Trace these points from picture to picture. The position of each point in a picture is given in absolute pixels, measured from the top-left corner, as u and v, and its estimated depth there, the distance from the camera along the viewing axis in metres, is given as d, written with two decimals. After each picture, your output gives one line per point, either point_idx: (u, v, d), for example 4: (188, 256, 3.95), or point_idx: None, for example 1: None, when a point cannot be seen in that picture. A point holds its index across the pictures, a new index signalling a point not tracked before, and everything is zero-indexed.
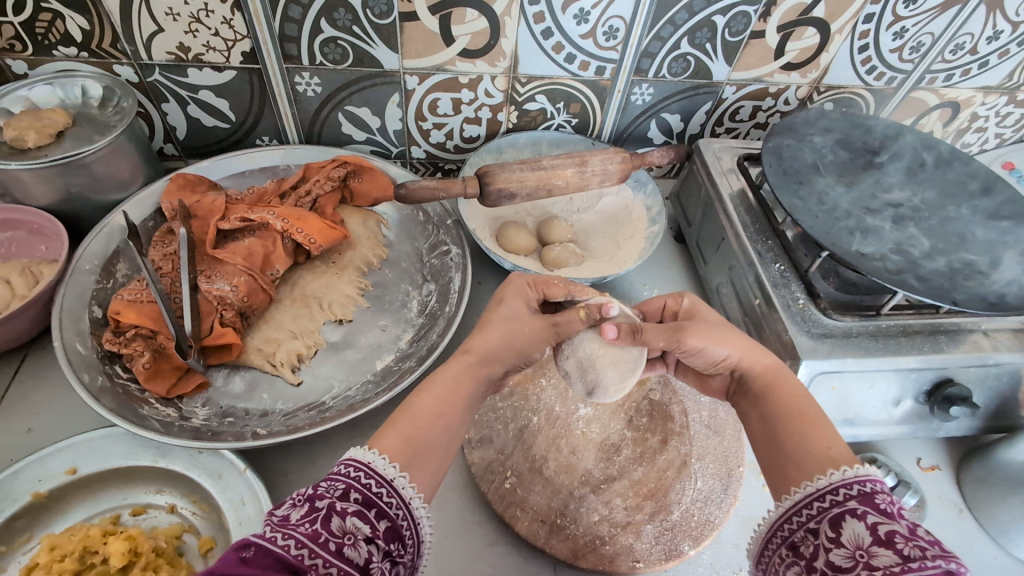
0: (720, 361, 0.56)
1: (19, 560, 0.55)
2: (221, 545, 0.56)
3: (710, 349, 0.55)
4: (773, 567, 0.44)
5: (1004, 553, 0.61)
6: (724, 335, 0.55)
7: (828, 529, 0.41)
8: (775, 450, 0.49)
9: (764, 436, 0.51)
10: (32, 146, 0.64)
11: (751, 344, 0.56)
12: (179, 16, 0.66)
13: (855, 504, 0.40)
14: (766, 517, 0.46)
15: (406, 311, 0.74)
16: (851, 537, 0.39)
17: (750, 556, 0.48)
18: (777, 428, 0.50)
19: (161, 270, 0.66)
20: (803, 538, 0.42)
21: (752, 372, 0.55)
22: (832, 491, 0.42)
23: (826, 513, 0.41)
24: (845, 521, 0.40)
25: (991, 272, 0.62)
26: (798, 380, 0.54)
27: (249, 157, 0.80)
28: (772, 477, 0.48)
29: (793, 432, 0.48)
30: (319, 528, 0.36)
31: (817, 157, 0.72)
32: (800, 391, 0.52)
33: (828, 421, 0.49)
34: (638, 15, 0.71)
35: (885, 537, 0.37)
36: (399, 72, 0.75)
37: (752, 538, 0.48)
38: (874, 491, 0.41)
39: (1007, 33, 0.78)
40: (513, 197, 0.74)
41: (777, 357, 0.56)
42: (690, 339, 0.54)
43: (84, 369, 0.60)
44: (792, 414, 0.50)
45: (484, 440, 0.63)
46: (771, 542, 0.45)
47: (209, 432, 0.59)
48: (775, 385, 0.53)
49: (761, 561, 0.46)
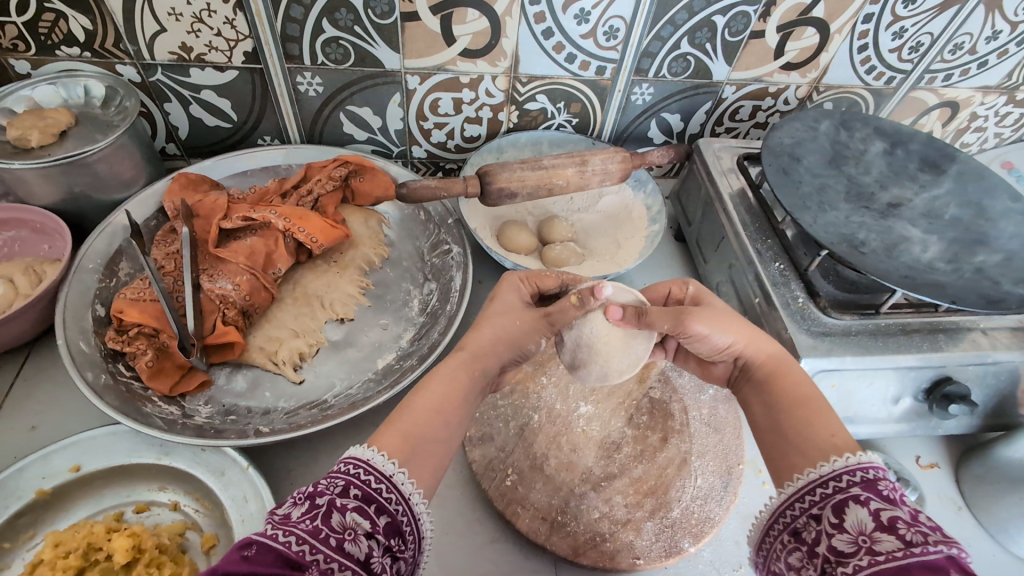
0: (724, 349, 0.56)
1: (24, 556, 0.55)
2: (224, 542, 0.56)
3: (715, 335, 0.55)
4: (775, 553, 0.45)
5: (1003, 550, 0.62)
6: (730, 322, 0.55)
7: (831, 515, 0.41)
8: (778, 438, 0.49)
9: (767, 424, 0.51)
10: (35, 145, 0.64)
11: (755, 332, 0.56)
12: (182, 16, 0.66)
13: (857, 491, 0.41)
14: (768, 504, 0.47)
15: (407, 309, 0.74)
16: (853, 524, 0.39)
17: (752, 543, 0.49)
18: (781, 417, 0.50)
19: (164, 269, 0.67)
20: (805, 525, 0.43)
21: (756, 359, 0.55)
22: (835, 478, 0.42)
23: (828, 500, 0.42)
24: (848, 507, 0.40)
25: (990, 270, 0.62)
26: (802, 369, 0.54)
27: (251, 157, 0.81)
28: (774, 464, 0.48)
29: (797, 420, 0.49)
30: (319, 524, 0.37)
31: (817, 157, 0.73)
32: (804, 380, 0.52)
33: (831, 409, 0.49)
34: (638, 16, 0.71)
35: (888, 523, 0.38)
36: (400, 72, 0.75)
37: (753, 526, 0.49)
38: (876, 478, 0.41)
39: (1007, 33, 0.78)
40: (513, 196, 0.74)
41: (780, 346, 0.56)
42: (695, 325, 0.54)
43: (88, 368, 0.60)
44: (795, 403, 0.50)
45: (485, 438, 0.63)
46: (772, 528, 0.46)
47: (211, 430, 0.59)
48: (779, 375, 0.53)
49: (763, 548, 0.47)
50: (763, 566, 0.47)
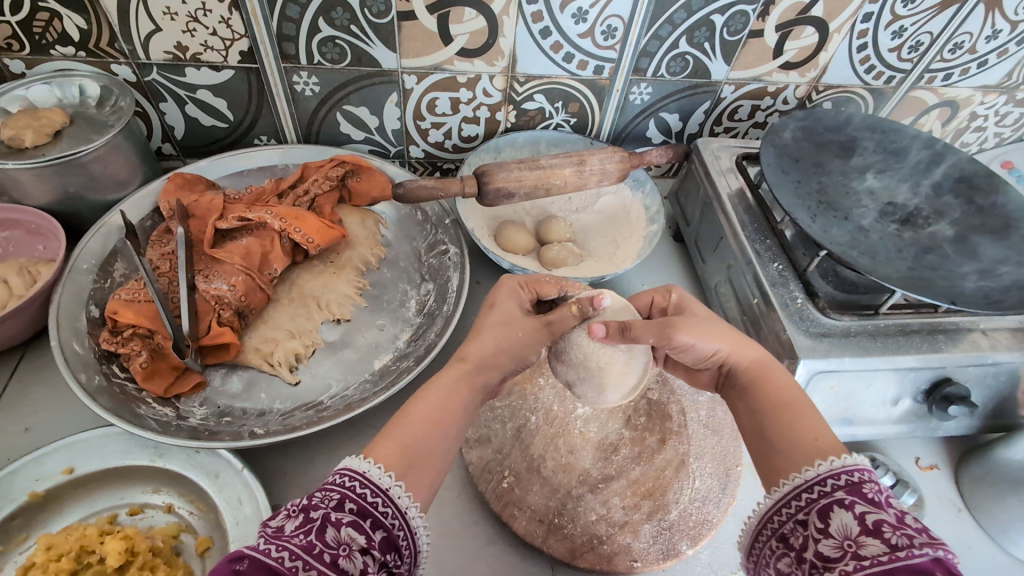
0: (710, 355, 0.56)
1: (17, 559, 0.55)
2: (218, 545, 0.56)
3: (699, 343, 0.55)
4: (765, 559, 0.44)
5: (1004, 553, 0.61)
6: (713, 329, 0.55)
7: (817, 521, 0.41)
8: (764, 443, 0.49)
9: (753, 429, 0.51)
10: (29, 145, 0.64)
11: (739, 337, 0.55)
12: (178, 16, 0.66)
13: (842, 495, 0.40)
14: (756, 510, 0.47)
15: (404, 310, 0.74)
16: (838, 528, 0.39)
17: (739, 548, 0.49)
18: (765, 422, 0.50)
19: (159, 270, 0.66)
20: (792, 530, 0.42)
21: (740, 365, 0.55)
22: (820, 483, 0.42)
23: (814, 505, 0.42)
24: (833, 512, 0.40)
25: (991, 270, 0.62)
26: (786, 371, 0.54)
27: (247, 157, 0.80)
28: (762, 470, 0.48)
29: (779, 425, 0.48)
30: (313, 539, 0.36)
31: (816, 156, 0.73)
32: (786, 382, 0.52)
33: (815, 412, 0.49)
34: (637, 15, 0.71)
35: (873, 526, 0.37)
36: (397, 72, 0.75)
37: (743, 531, 0.48)
38: (861, 481, 0.41)
39: (1006, 32, 0.78)
40: (511, 196, 0.74)
41: (764, 349, 0.56)
42: (681, 335, 0.54)
43: (82, 369, 0.60)
44: (778, 407, 0.50)
45: (482, 439, 0.63)
46: (761, 534, 0.45)
47: (207, 432, 0.59)
48: (762, 378, 0.53)
49: (753, 554, 0.46)
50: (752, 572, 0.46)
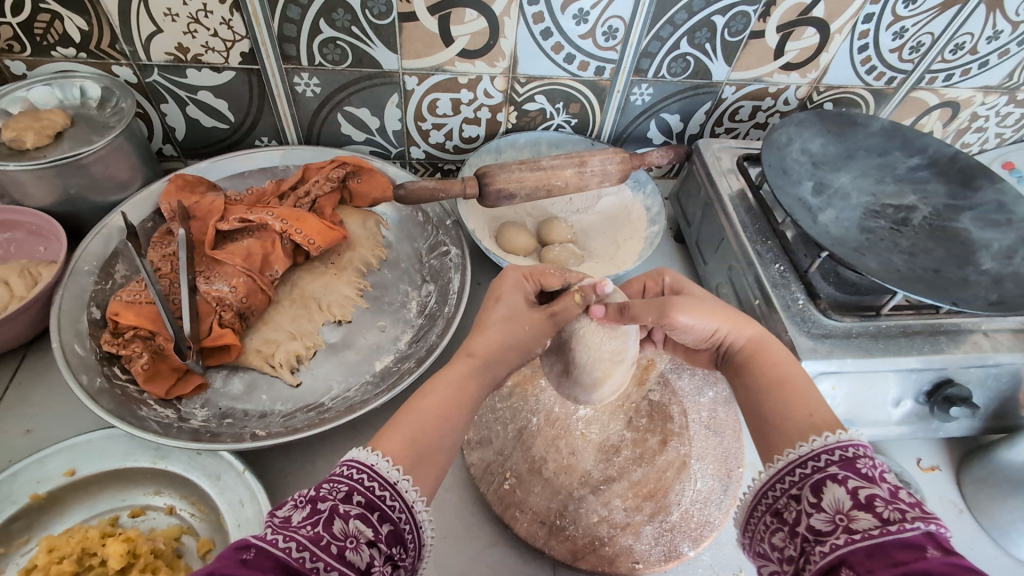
0: (710, 334, 0.56)
1: (18, 561, 0.55)
2: (220, 546, 0.56)
3: (698, 324, 0.55)
4: (759, 534, 0.44)
5: (1005, 554, 0.61)
6: (712, 309, 0.56)
7: (809, 495, 0.41)
8: (759, 419, 0.49)
9: (749, 404, 0.52)
10: (31, 146, 0.64)
11: (737, 315, 0.56)
12: (179, 17, 0.66)
13: (835, 470, 0.40)
14: (751, 484, 0.47)
15: (405, 311, 0.74)
16: (831, 502, 0.39)
17: (737, 525, 0.49)
18: (760, 398, 0.51)
19: (160, 271, 0.66)
20: (786, 504, 0.43)
21: (738, 342, 0.55)
22: (814, 458, 0.42)
23: (807, 480, 0.42)
24: (826, 486, 0.40)
25: (992, 271, 0.62)
26: (783, 349, 0.54)
27: (248, 159, 0.80)
28: (759, 445, 0.48)
29: (774, 400, 0.49)
30: (321, 530, 0.36)
31: (817, 157, 0.73)
32: (783, 359, 0.53)
33: (810, 389, 0.49)
34: (638, 15, 0.71)
35: (865, 501, 0.38)
36: (398, 73, 0.75)
37: (739, 507, 0.48)
38: (856, 456, 0.41)
39: (1007, 33, 0.78)
40: (512, 197, 0.73)
41: (763, 327, 0.56)
42: (679, 316, 0.55)
43: (83, 371, 0.60)
44: (775, 382, 0.50)
45: (483, 441, 0.63)
46: (756, 509, 0.45)
47: (207, 433, 0.59)
48: (759, 355, 0.54)
49: (748, 529, 0.46)
50: (747, 548, 0.46)
